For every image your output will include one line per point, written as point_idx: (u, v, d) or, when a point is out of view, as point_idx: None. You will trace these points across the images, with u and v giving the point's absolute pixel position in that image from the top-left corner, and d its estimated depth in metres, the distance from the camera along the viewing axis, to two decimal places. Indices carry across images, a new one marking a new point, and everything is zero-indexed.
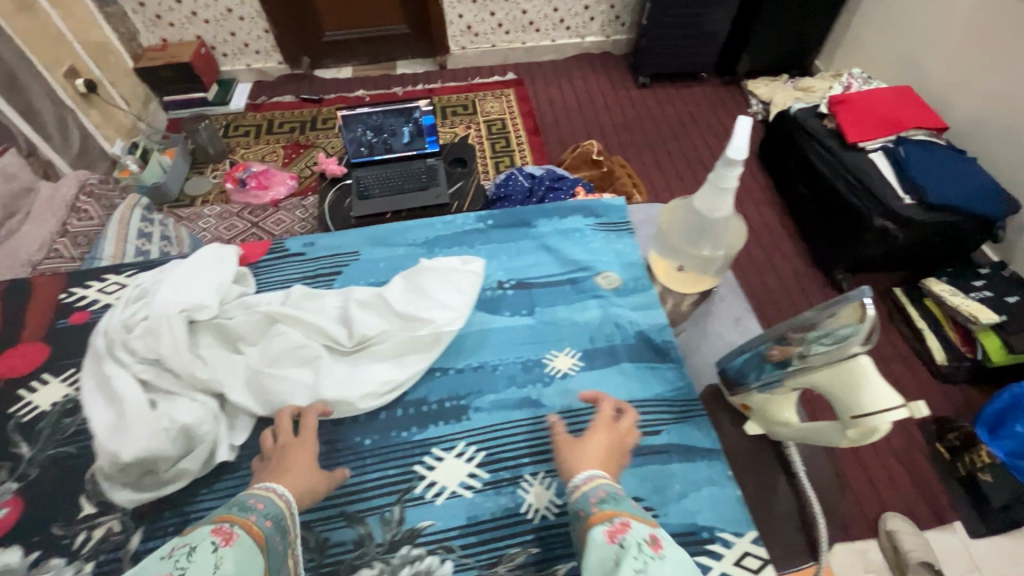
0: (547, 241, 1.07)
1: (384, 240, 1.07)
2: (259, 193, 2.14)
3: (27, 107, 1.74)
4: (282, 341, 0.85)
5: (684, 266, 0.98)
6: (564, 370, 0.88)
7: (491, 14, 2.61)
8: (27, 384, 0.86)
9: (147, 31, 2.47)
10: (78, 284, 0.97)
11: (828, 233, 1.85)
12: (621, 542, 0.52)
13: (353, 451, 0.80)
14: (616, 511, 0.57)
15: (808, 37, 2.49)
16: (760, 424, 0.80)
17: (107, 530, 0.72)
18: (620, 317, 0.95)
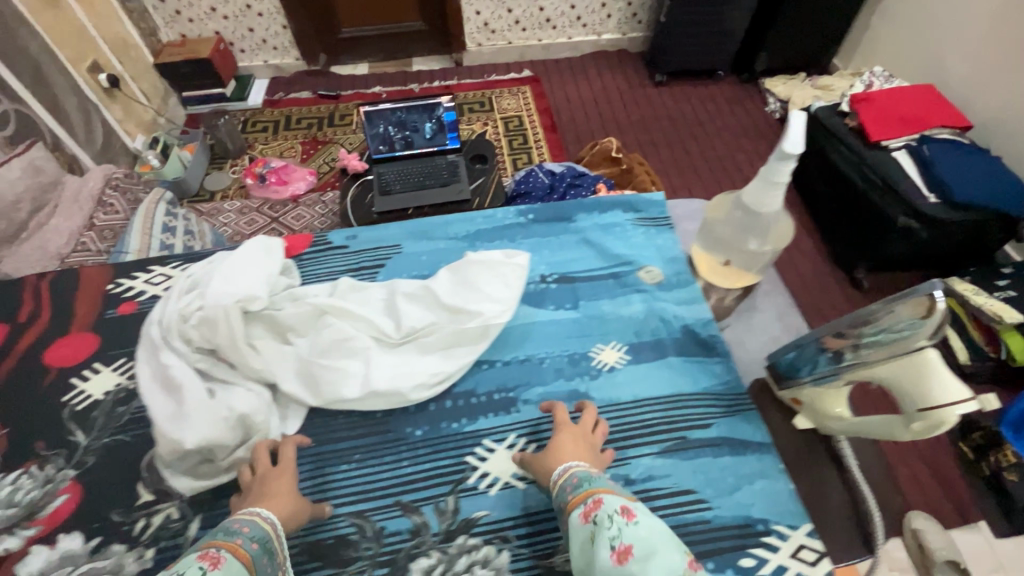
0: (588, 236, 1.16)
1: (427, 234, 1.17)
2: (279, 188, 2.16)
3: (53, 101, 1.75)
4: (333, 332, 0.94)
5: (730, 260, 1.08)
6: (611, 363, 0.97)
7: (508, 10, 2.61)
8: (79, 373, 0.95)
9: (167, 27, 2.48)
10: (125, 275, 1.08)
11: (850, 230, 1.84)
12: (597, 518, 0.65)
13: (404, 441, 0.89)
14: (592, 489, 0.69)
15: (827, 35, 2.48)
16: (809, 418, 0.84)
17: (166, 517, 0.80)
18: (665, 311, 1.03)
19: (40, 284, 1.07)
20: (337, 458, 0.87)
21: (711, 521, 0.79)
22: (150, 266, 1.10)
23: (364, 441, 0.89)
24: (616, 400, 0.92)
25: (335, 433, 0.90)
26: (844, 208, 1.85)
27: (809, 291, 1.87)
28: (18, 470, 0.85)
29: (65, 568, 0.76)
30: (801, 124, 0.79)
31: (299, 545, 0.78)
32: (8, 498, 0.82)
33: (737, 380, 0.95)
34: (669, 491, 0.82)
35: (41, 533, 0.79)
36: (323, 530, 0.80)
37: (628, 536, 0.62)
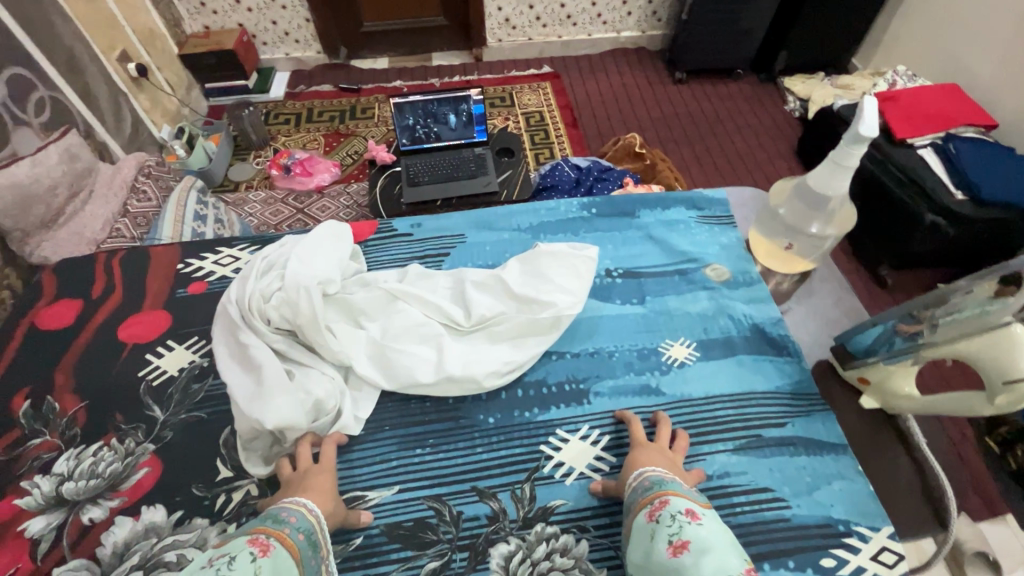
0: (652, 232, 1.17)
1: (490, 224, 1.19)
2: (304, 179, 2.18)
3: (85, 89, 1.76)
4: (405, 318, 0.98)
5: (792, 245, 1.11)
6: (681, 359, 0.98)
7: (529, 7, 2.62)
8: (153, 350, 1.00)
9: (191, 18, 2.49)
10: (193, 255, 1.14)
11: (875, 228, 1.85)
12: (661, 517, 0.68)
13: (477, 428, 0.91)
14: (661, 491, 0.72)
15: (849, 34, 2.49)
16: (876, 397, 0.93)
17: (246, 494, 0.84)
18: (733, 308, 1.05)
19: (111, 262, 1.13)
20: (414, 442, 0.90)
21: (790, 519, 0.81)
22: (216, 247, 1.16)
23: (437, 426, 0.91)
24: (689, 396, 0.94)
25: (409, 417, 0.93)
26: (868, 207, 1.86)
27: None
28: (99, 442, 0.89)
29: (150, 538, 0.79)
30: (878, 108, 0.81)
31: (379, 528, 0.81)
32: (91, 468, 0.86)
33: (808, 380, 0.97)
34: (746, 488, 0.84)
35: (124, 504, 0.83)
36: (403, 512, 0.82)
37: (688, 532, 0.65)
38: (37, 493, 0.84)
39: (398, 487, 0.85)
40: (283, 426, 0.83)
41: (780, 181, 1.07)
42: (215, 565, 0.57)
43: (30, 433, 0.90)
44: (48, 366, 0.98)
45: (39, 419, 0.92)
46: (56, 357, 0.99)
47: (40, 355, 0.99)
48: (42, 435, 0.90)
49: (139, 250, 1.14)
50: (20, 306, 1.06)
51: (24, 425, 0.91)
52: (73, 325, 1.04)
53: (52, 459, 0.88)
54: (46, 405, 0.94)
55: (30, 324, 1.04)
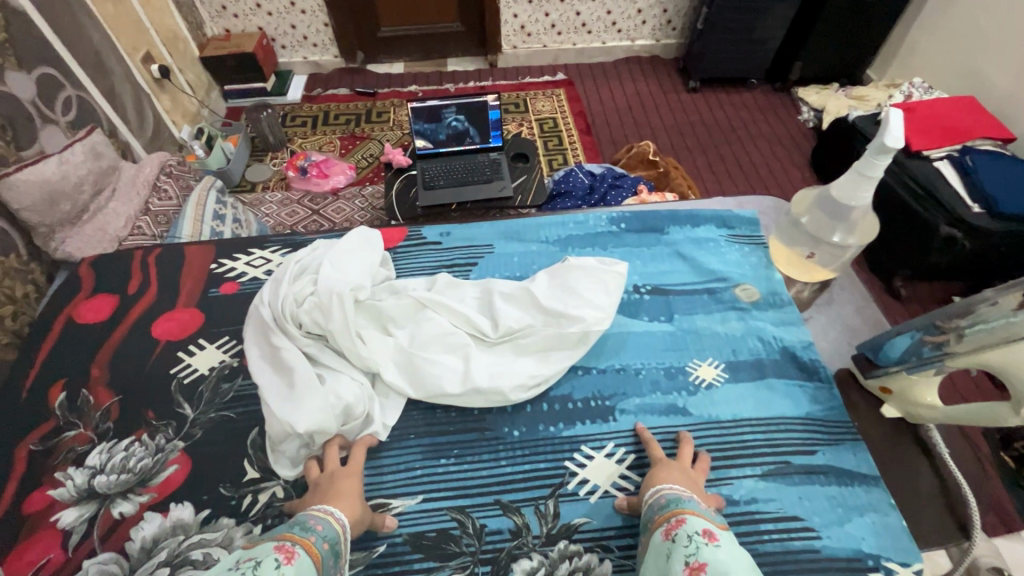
0: (681, 249, 1.18)
1: (518, 236, 1.20)
2: (320, 181, 2.21)
3: (110, 89, 1.80)
4: (433, 326, 0.99)
5: (814, 254, 1.09)
6: (709, 380, 0.99)
7: (545, 14, 2.64)
8: (185, 347, 1.02)
9: (213, 21, 2.53)
10: (227, 256, 1.15)
11: (890, 241, 1.85)
12: (677, 536, 0.68)
13: (503, 440, 0.92)
14: (677, 510, 0.73)
15: (864, 46, 2.49)
16: (898, 406, 0.94)
17: (272, 495, 0.85)
18: (763, 330, 1.05)
19: (147, 259, 1.15)
20: (438, 452, 0.91)
21: (820, 550, 0.81)
22: (248, 248, 1.17)
23: (462, 437, 0.92)
24: (716, 418, 0.94)
25: (434, 427, 0.94)
26: (884, 221, 1.85)
27: None
28: (131, 437, 0.91)
29: (178, 536, 0.80)
30: (903, 120, 0.81)
31: (403, 536, 0.82)
32: (123, 463, 0.88)
33: (837, 407, 0.96)
34: (773, 515, 0.84)
35: (153, 500, 0.84)
36: (426, 522, 0.83)
37: (705, 555, 0.63)
38: (70, 485, 0.86)
39: (422, 497, 0.86)
40: (313, 428, 0.83)
41: (800, 191, 1.05)
42: (242, 568, 0.58)
43: (65, 425, 0.92)
44: (82, 360, 1.00)
45: (74, 411, 0.94)
46: (89, 352, 1.01)
47: (75, 348, 1.02)
48: (77, 428, 0.92)
49: (174, 249, 1.16)
50: (55, 300, 1.08)
51: (59, 417, 0.93)
52: (108, 319, 1.06)
53: (85, 451, 0.90)
54: (81, 398, 0.96)
55: (69, 316, 1.07)
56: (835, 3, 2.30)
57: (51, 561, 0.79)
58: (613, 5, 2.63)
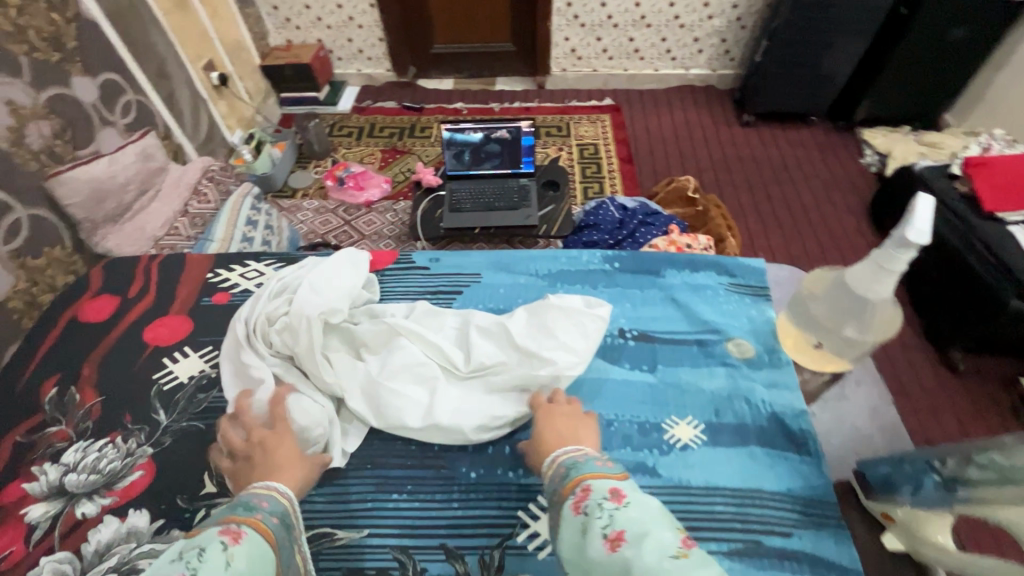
0: (675, 294, 1.07)
1: (508, 267, 1.15)
2: (355, 193, 2.24)
3: (170, 94, 1.91)
4: (403, 357, 0.93)
5: (821, 344, 0.93)
6: (684, 441, 0.88)
7: (597, 38, 2.60)
8: (170, 354, 1.03)
9: (277, 32, 2.66)
10: (223, 266, 1.17)
11: (952, 308, 1.67)
12: (587, 506, 0.59)
13: (457, 481, 0.86)
14: (580, 476, 0.64)
15: (943, 89, 2.29)
16: (899, 537, 0.82)
17: None
18: (751, 392, 0.93)
19: (151, 265, 1.20)
20: (392, 485, 0.86)
21: None
22: (244, 260, 1.19)
23: (418, 472, 0.87)
24: (686, 483, 0.83)
25: (391, 458, 0.89)
26: (945, 290, 1.69)
27: (896, 366, 1.72)
28: (105, 438, 0.92)
29: (129, 543, 0.80)
30: (931, 210, 0.69)
31: (342, 570, 0.77)
32: (93, 463, 0.89)
33: (826, 488, 0.83)
34: None
35: (114, 504, 0.84)
36: (368, 558, 0.79)
37: (619, 521, 0.55)
38: (43, 480, 0.88)
39: (368, 530, 0.81)
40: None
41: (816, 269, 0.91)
42: (185, 557, 0.54)
43: (50, 420, 0.95)
44: (78, 358, 1.03)
45: (60, 408, 0.96)
46: (86, 350, 1.05)
47: (75, 346, 1.06)
48: (59, 424, 0.94)
49: (177, 256, 1.19)
50: (68, 295, 1.13)
51: (47, 411, 0.96)
52: (108, 321, 1.10)
53: (63, 448, 0.91)
54: (69, 395, 0.98)
55: (76, 314, 1.11)
56: (909, 43, 2.14)
57: (12, 554, 0.81)
58: (669, 32, 2.56)
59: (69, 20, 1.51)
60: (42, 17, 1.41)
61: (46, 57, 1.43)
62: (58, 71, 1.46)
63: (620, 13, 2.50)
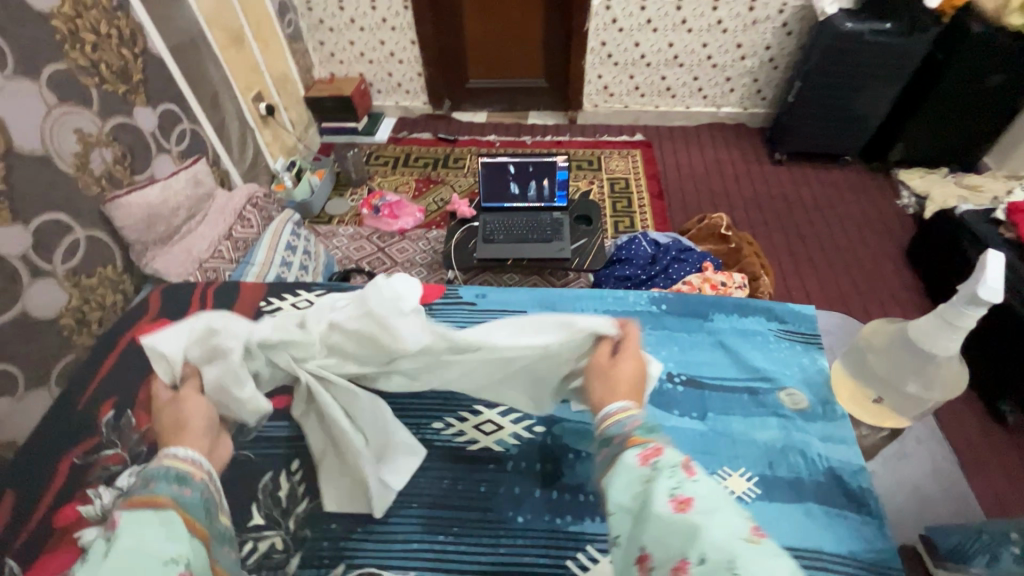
0: (724, 339, 1.06)
1: (553, 305, 1.15)
2: (389, 221, 2.30)
3: (221, 123, 2.00)
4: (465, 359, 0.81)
5: (882, 399, 0.94)
6: (738, 494, 0.84)
7: (629, 76, 2.66)
8: None
9: (321, 66, 2.79)
10: (274, 295, 1.20)
11: (1001, 362, 1.60)
12: (658, 460, 0.54)
13: (505, 526, 0.80)
14: (646, 436, 0.59)
15: (981, 131, 2.26)
16: None
17: (270, 546, 0.78)
18: (807, 446, 0.90)
19: (205, 293, 1.24)
20: (436, 527, 0.80)
21: None
22: (296, 290, 1.22)
23: (463, 514, 0.81)
24: None
25: (437, 497, 0.83)
26: (993, 342, 1.62)
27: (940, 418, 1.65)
28: None
29: None
30: (1002, 267, 0.72)
31: None
32: None
33: (890, 552, 0.79)
34: None
35: None
36: None
37: (690, 489, 0.50)
38: (99, 503, 0.87)
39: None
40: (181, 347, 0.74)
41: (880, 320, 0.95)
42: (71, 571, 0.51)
43: (106, 442, 0.95)
44: (128, 383, 1.05)
45: (116, 430, 0.97)
46: (137, 374, 1.07)
47: (124, 370, 1.08)
48: (115, 447, 0.94)
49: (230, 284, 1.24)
50: (125, 319, 1.17)
51: (104, 433, 0.97)
52: None
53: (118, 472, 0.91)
54: (126, 417, 0.99)
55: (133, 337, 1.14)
56: (946, 86, 2.12)
57: None
58: (701, 71, 2.60)
59: (137, 55, 1.61)
60: (113, 52, 1.51)
61: (114, 89, 1.52)
62: (123, 101, 1.55)
63: (653, 52, 2.55)
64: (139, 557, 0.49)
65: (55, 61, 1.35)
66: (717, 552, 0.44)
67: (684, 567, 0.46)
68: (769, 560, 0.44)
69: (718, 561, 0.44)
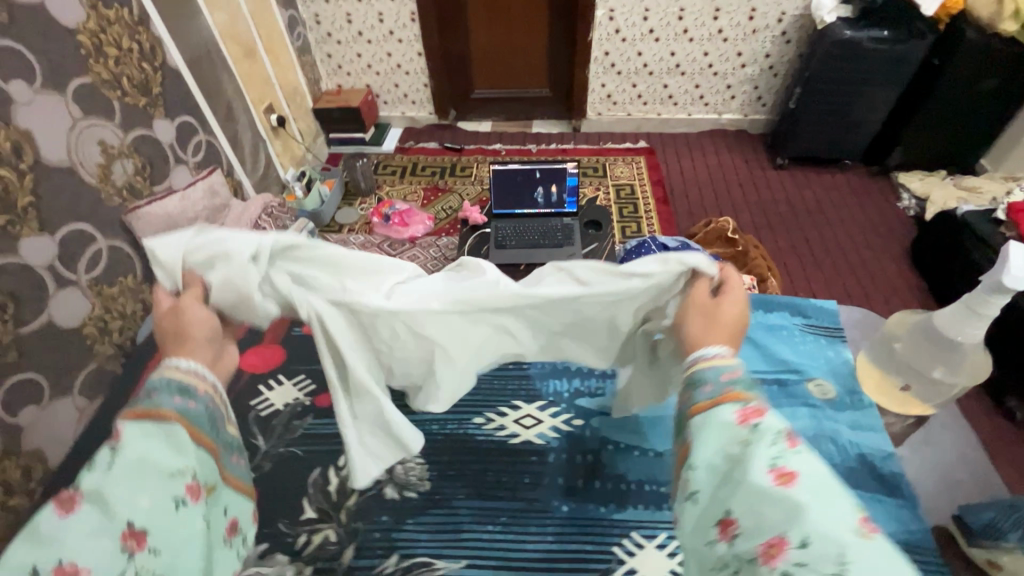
0: (756, 335, 1.18)
1: None
2: (399, 229, 2.32)
3: (234, 134, 2.03)
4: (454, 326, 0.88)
5: (909, 387, 1.01)
6: None
7: (632, 85, 2.71)
8: (266, 383, 1.34)
9: (328, 78, 2.83)
10: None
11: (1008, 359, 1.63)
12: (757, 424, 0.55)
13: (552, 515, 1.08)
14: (744, 395, 0.60)
15: (979, 134, 2.31)
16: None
17: (326, 538, 1.06)
18: (837, 433, 1.02)
19: None
20: (489, 518, 1.08)
21: None
22: None
23: (513, 506, 1.10)
24: None
25: (490, 493, 1.12)
26: (1001, 338, 1.65)
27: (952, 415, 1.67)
28: None
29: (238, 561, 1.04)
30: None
31: None
32: None
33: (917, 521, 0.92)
34: None
35: None
36: None
37: (793, 462, 0.51)
38: None
39: (466, 562, 1.03)
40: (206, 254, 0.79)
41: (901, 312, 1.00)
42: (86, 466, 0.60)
43: None
44: None
45: None
46: None
47: None
48: None
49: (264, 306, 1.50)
50: None
51: None
52: None
53: None
54: None
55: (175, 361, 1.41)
56: (943, 91, 2.18)
57: None
58: (702, 79, 2.66)
59: (156, 69, 1.64)
60: (134, 66, 1.54)
61: (134, 102, 1.55)
62: (143, 113, 1.58)
63: (655, 61, 2.61)
64: (146, 473, 0.60)
65: (80, 76, 1.37)
66: (823, 539, 0.44)
67: (782, 545, 0.47)
68: (883, 557, 0.43)
69: (823, 548, 0.44)
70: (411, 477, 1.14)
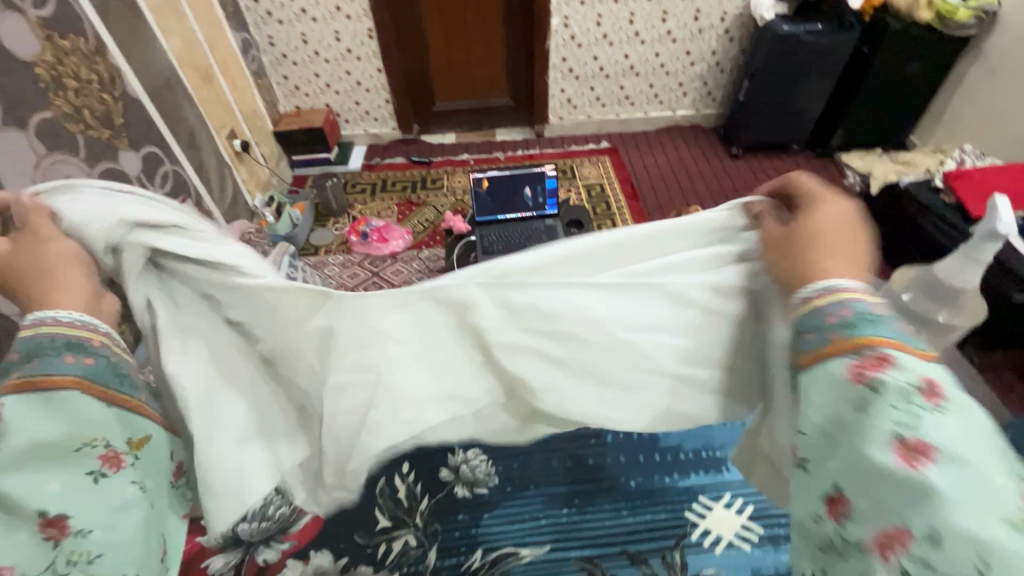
0: None
1: None
2: (380, 245, 2.30)
3: (200, 162, 1.97)
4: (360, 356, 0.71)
5: None
6: None
7: (590, 88, 2.80)
8: None
9: (286, 100, 2.78)
10: None
11: None
12: (882, 382, 0.44)
13: (620, 490, 1.29)
14: (872, 338, 0.47)
15: (907, 111, 2.53)
16: None
17: (406, 543, 1.22)
18: None
19: None
20: (560, 503, 1.27)
21: None
22: None
23: (582, 489, 1.29)
24: None
25: (553, 483, 1.30)
26: None
27: None
28: None
29: None
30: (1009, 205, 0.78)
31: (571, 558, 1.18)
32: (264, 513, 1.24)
33: None
34: None
35: (293, 546, 1.24)
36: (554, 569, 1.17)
37: (930, 431, 0.41)
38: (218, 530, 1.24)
39: (548, 548, 1.20)
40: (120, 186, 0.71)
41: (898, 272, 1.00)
42: None
43: None
44: None
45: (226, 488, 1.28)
46: None
47: None
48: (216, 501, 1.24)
49: None
50: None
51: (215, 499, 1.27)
52: None
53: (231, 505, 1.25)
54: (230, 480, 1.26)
55: None
56: (873, 76, 2.38)
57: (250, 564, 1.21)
58: (656, 79, 2.79)
59: (117, 99, 1.57)
60: (95, 97, 1.48)
61: (99, 135, 1.48)
62: (108, 147, 1.51)
63: (610, 64, 2.71)
64: (46, 458, 0.53)
65: (41, 110, 1.30)
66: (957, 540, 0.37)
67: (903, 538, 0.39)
68: None
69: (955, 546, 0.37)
70: (479, 473, 1.32)
